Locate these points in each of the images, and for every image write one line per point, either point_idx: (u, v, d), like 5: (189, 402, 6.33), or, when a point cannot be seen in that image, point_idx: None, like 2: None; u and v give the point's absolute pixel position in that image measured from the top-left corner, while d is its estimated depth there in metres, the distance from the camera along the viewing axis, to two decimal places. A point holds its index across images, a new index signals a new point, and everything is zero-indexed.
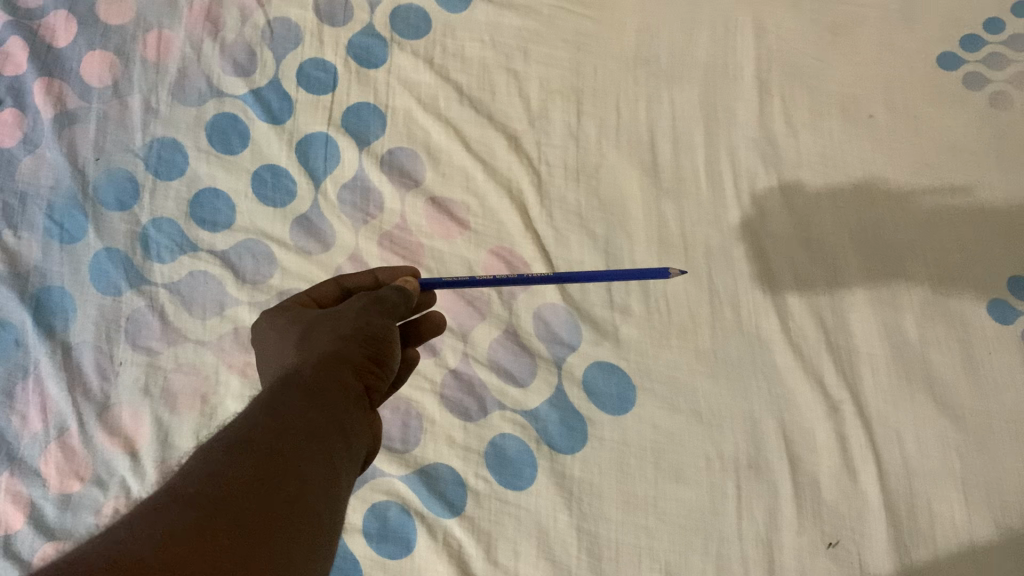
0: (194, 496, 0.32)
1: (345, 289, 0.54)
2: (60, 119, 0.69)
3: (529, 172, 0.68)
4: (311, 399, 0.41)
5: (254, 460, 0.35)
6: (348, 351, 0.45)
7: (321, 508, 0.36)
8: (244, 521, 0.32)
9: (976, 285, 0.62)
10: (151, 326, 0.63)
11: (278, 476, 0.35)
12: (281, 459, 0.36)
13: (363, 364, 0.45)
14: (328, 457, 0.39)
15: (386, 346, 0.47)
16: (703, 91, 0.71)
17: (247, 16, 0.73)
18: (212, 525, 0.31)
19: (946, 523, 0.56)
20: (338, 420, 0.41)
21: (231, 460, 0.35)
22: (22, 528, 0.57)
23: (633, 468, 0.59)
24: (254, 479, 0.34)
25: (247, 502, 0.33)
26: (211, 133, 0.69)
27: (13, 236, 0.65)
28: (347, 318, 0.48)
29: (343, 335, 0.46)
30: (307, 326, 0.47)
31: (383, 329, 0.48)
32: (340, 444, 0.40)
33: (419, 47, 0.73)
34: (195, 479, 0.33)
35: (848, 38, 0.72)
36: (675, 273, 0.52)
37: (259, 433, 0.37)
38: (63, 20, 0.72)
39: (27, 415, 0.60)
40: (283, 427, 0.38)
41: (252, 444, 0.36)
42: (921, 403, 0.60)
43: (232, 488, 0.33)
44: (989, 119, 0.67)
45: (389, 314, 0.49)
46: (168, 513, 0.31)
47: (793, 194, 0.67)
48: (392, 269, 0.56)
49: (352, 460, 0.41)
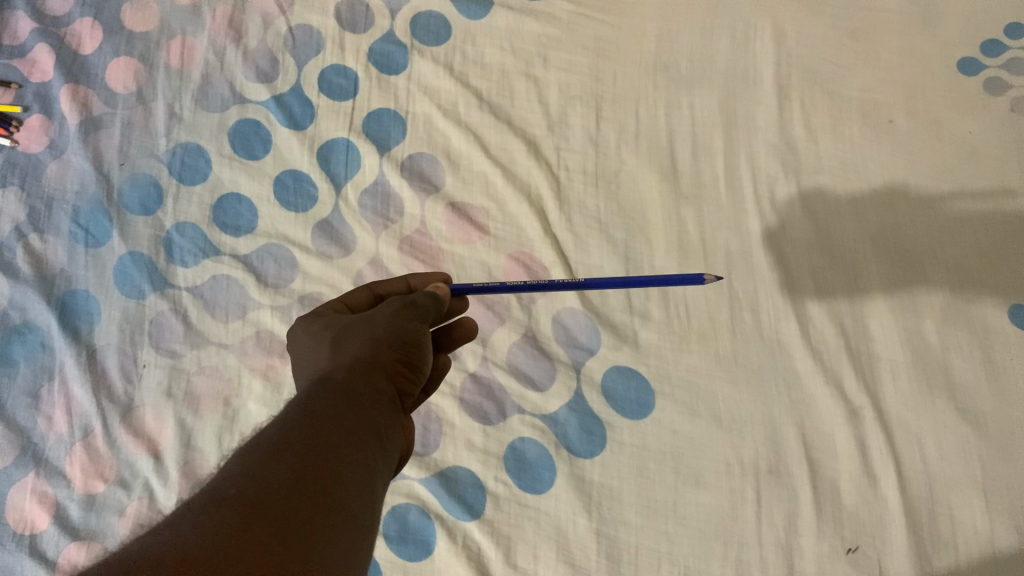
0: (236, 500, 0.33)
1: (378, 296, 0.55)
2: (86, 125, 0.70)
3: (548, 177, 0.68)
4: (346, 402, 0.41)
5: (292, 464, 0.36)
6: (380, 355, 0.46)
7: (359, 508, 0.37)
8: (284, 523, 0.33)
9: (998, 291, 0.62)
10: (174, 329, 0.64)
11: (318, 477, 0.36)
12: (319, 461, 0.37)
13: (395, 368, 0.46)
14: (365, 460, 0.39)
15: (418, 349, 0.48)
16: (722, 97, 0.71)
17: (269, 22, 0.74)
18: (253, 529, 0.32)
19: (968, 529, 0.56)
20: (372, 422, 0.42)
21: (269, 465, 0.35)
22: (48, 528, 0.58)
23: (652, 472, 0.59)
24: (295, 482, 0.35)
25: (287, 504, 0.34)
26: (233, 138, 0.70)
27: (40, 240, 0.66)
28: (381, 322, 0.48)
29: (377, 339, 0.47)
30: (341, 331, 0.48)
31: (416, 333, 0.48)
32: (375, 445, 0.41)
33: (439, 54, 0.73)
34: (235, 484, 0.34)
35: (869, 44, 0.72)
36: (711, 280, 0.51)
37: (297, 435, 0.38)
38: (88, 27, 0.73)
39: (53, 416, 0.61)
40: (319, 430, 0.39)
41: (290, 447, 0.37)
42: (942, 409, 0.59)
43: (273, 492, 0.34)
44: (1011, 123, 0.67)
45: (421, 320, 0.50)
46: (212, 518, 0.32)
47: (813, 199, 0.67)
48: (424, 275, 0.57)
49: (387, 459, 0.42)
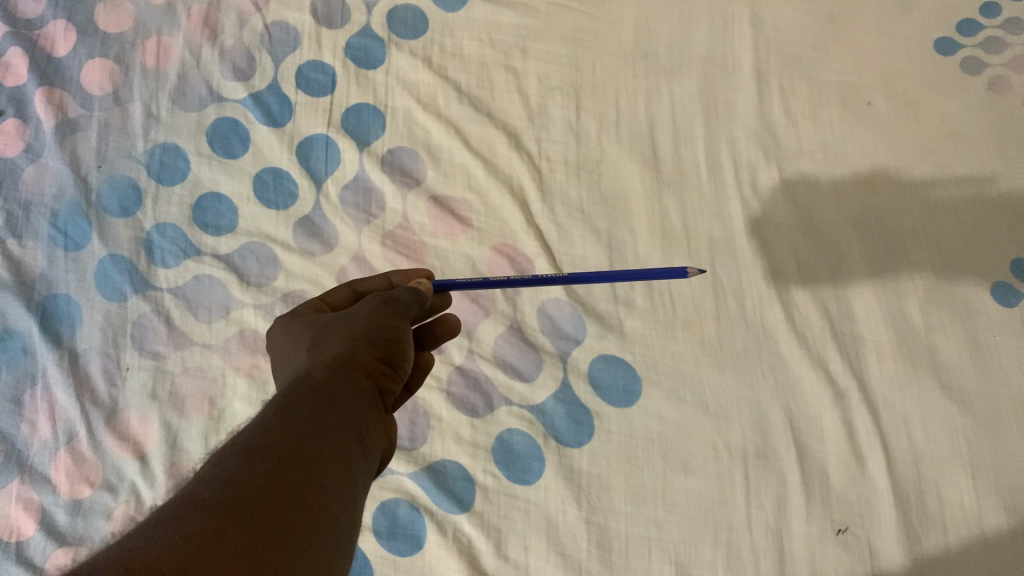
0: (211, 505, 0.33)
1: (359, 293, 0.55)
2: (62, 127, 0.69)
3: (530, 168, 0.68)
4: (325, 401, 0.41)
5: (270, 466, 0.36)
6: (359, 353, 0.46)
7: (338, 510, 0.37)
8: (260, 527, 0.33)
9: (979, 270, 0.63)
10: (157, 331, 0.63)
11: (295, 479, 0.36)
12: (296, 463, 0.36)
13: (374, 365, 0.46)
14: (344, 460, 0.39)
15: (398, 347, 0.48)
16: (701, 84, 0.71)
17: (245, 20, 0.73)
18: (228, 535, 0.32)
19: (955, 507, 0.56)
20: (352, 421, 0.42)
21: (246, 467, 0.35)
22: (34, 534, 0.57)
23: (640, 460, 0.59)
24: (271, 484, 0.35)
25: (263, 507, 0.34)
26: (212, 137, 0.69)
27: (19, 245, 0.65)
28: (361, 319, 0.48)
29: (356, 337, 0.46)
30: (319, 330, 0.48)
31: (396, 331, 0.48)
32: (355, 445, 0.41)
33: (417, 47, 0.73)
34: (209, 489, 0.34)
35: (846, 27, 0.72)
36: (694, 274, 0.52)
37: (274, 437, 0.37)
38: (62, 29, 0.72)
39: (37, 422, 0.60)
40: (298, 430, 0.38)
41: (268, 449, 0.37)
42: (927, 388, 0.60)
43: (249, 495, 0.34)
44: (987, 103, 0.68)
45: (402, 315, 0.50)
46: (185, 523, 0.32)
47: (794, 184, 0.67)
48: (406, 272, 0.56)
49: (368, 459, 0.42)
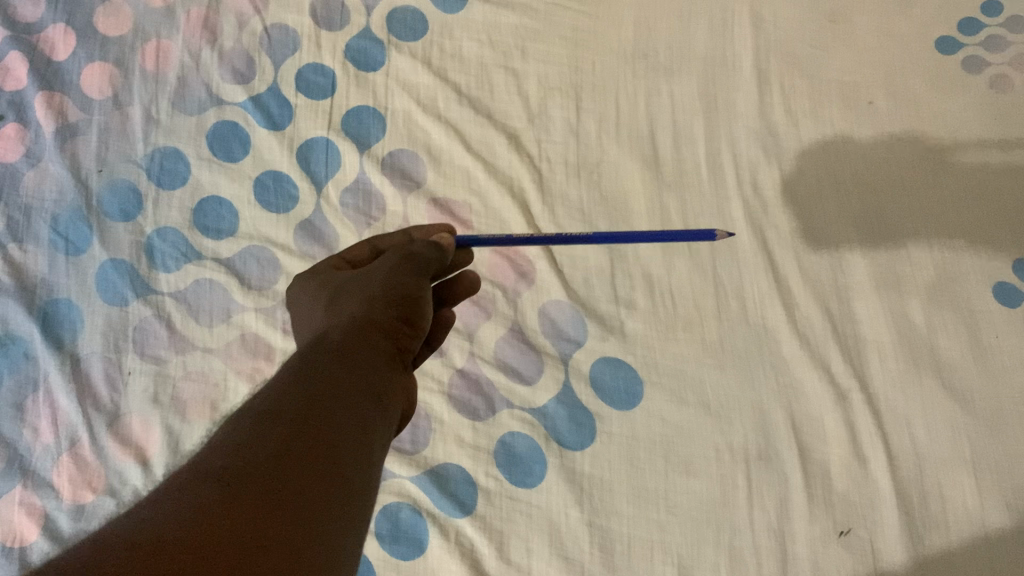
0: (223, 472, 0.33)
1: (379, 249, 0.55)
2: (62, 131, 0.69)
3: (530, 170, 0.68)
4: (340, 362, 0.41)
5: (282, 431, 0.36)
6: (376, 312, 0.46)
7: (355, 472, 0.36)
8: (273, 491, 0.33)
9: (981, 270, 0.62)
10: (158, 335, 0.63)
11: (309, 442, 0.36)
12: (309, 427, 0.36)
13: (392, 325, 0.46)
14: (360, 422, 0.39)
15: (416, 305, 0.48)
16: (702, 83, 0.71)
17: (244, 22, 0.73)
18: (240, 498, 0.32)
19: (958, 507, 0.56)
20: (367, 383, 0.41)
21: (259, 434, 0.35)
22: (36, 539, 0.57)
23: (642, 462, 0.59)
24: (283, 449, 0.35)
25: (275, 471, 0.34)
26: (212, 141, 0.69)
27: (19, 250, 0.65)
28: (379, 278, 0.48)
29: (373, 296, 0.47)
30: (337, 290, 0.49)
31: (414, 289, 0.48)
32: (371, 407, 0.40)
33: (416, 49, 0.73)
34: (221, 455, 0.34)
35: (846, 25, 0.72)
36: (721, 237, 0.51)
37: (285, 405, 0.37)
38: (61, 33, 0.72)
39: (39, 427, 0.60)
40: (310, 395, 0.38)
41: (278, 415, 0.37)
42: (930, 388, 0.60)
43: (261, 460, 0.34)
44: (989, 101, 0.67)
45: (421, 273, 0.50)
46: (197, 490, 0.32)
47: (795, 183, 0.67)
48: (426, 227, 0.56)
49: (387, 420, 0.42)
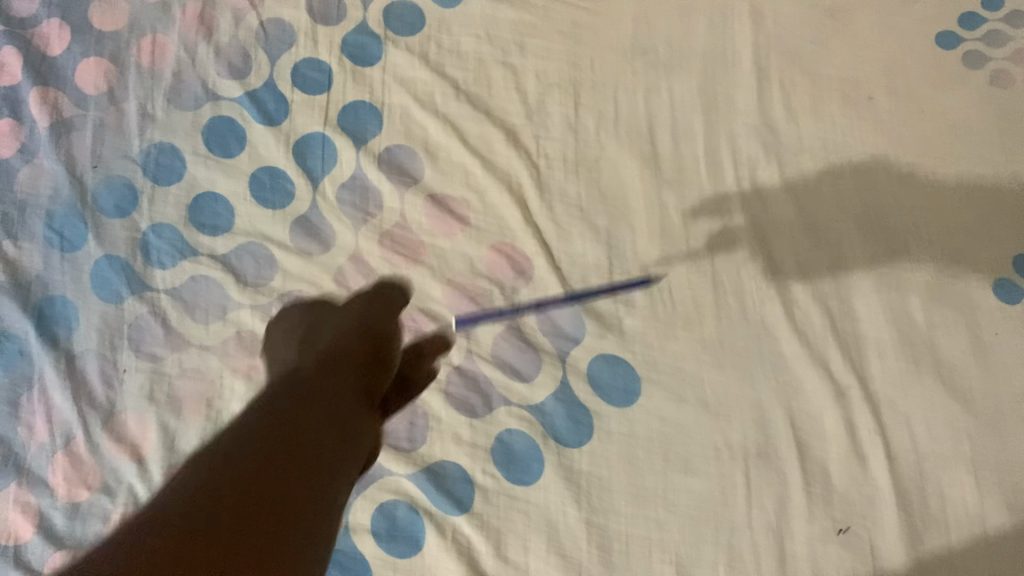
0: (188, 500, 0.31)
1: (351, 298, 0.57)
2: (57, 127, 0.68)
3: (529, 167, 0.68)
4: (314, 390, 0.41)
5: (252, 456, 0.34)
6: (349, 343, 0.47)
7: (323, 505, 0.35)
8: (241, 521, 0.31)
9: (982, 267, 0.62)
10: (154, 333, 0.63)
11: (279, 469, 0.34)
12: (280, 453, 0.35)
13: (365, 357, 0.47)
14: (330, 454, 0.38)
15: (388, 341, 0.50)
16: (701, 80, 0.70)
17: (241, 18, 0.73)
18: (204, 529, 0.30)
19: (958, 506, 0.56)
20: (337, 415, 0.41)
21: (226, 459, 0.34)
22: (32, 537, 0.57)
23: (640, 460, 0.59)
24: (251, 475, 0.33)
25: (242, 501, 0.32)
26: (208, 137, 0.68)
27: (14, 247, 0.65)
28: (349, 317, 0.50)
29: (346, 330, 0.48)
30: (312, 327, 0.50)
31: (386, 328, 0.50)
32: (342, 439, 0.40)
33: (413, 44, 0.72)
34: (186, 485, 0.32)
35: (846, 21, 0.72)
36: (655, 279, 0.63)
37: (255, 431, 0.36)
38: (57, 28, 0.71)
39: (33, 425, 0.60)
40: (281, 421, 0.37)
41: (248, 441, 0.35)
42: (930, 386, 0.59)
43: (230, 487, 0.32)
44: (989, 97, 0.67)
45: (391, 315, 0.53)
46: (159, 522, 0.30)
47: (794, 179, 0.66)
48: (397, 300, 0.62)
49: (357, 453, 0.41)
